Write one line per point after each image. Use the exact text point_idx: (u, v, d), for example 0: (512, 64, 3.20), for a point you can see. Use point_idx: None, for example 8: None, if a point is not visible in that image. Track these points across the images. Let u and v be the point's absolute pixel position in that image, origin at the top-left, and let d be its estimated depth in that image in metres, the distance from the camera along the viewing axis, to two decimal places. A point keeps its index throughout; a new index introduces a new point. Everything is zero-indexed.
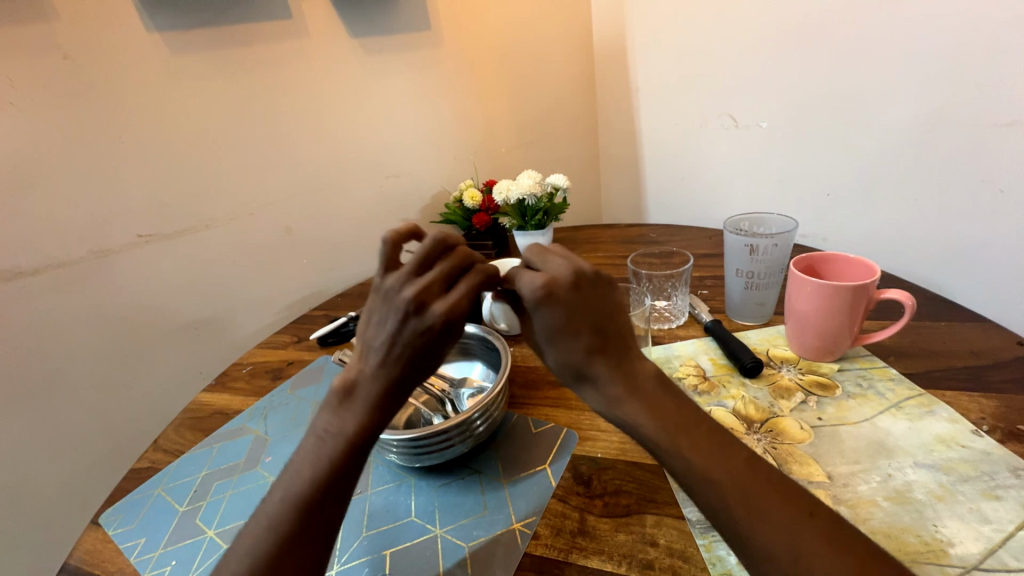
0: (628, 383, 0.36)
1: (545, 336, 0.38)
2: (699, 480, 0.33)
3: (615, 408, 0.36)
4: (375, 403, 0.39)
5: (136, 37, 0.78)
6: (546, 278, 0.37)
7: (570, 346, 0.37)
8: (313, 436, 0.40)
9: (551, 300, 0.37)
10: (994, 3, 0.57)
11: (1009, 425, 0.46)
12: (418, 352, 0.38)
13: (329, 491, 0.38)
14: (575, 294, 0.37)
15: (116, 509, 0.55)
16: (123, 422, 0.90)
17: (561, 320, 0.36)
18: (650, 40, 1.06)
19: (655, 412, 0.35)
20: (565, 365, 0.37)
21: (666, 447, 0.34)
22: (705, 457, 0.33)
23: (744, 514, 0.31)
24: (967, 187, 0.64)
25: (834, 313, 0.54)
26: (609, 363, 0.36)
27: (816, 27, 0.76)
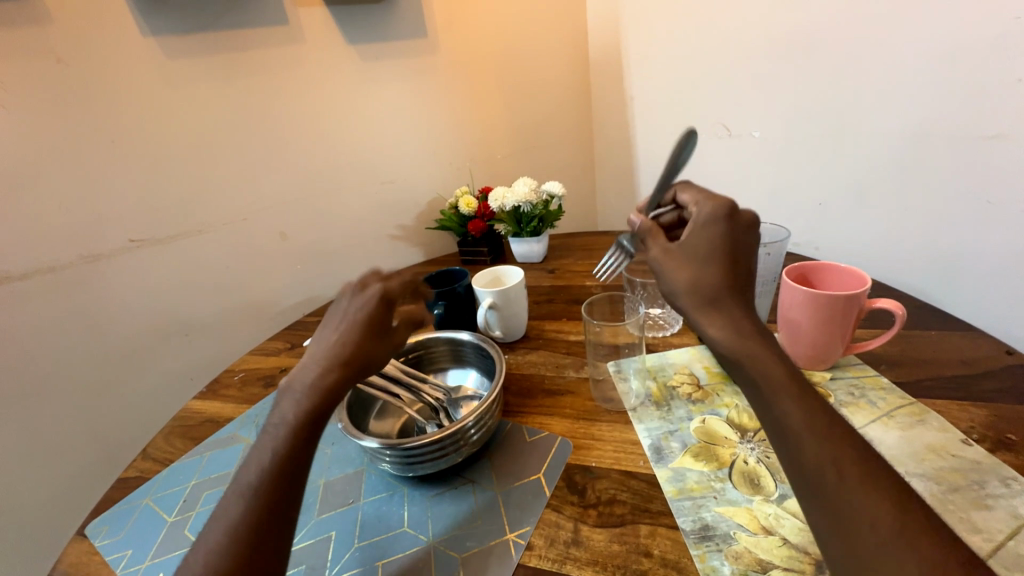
0: (758, 327, 0.39)
1: (696, 257, 0.40)
2: (810, 440, 0.33)
3: (737, 339, 0.38)
4: (320, 377, 0.43)
5: (131, 43, 0.78)
6: (730, 206, 0.42)
7: (720, 270, 0.40)
8: (264, 429, 0.43)
9: (724, 226, 0.41)
10: (980, 18, 0.58)
11: (997, 434, 0.46)
12: (359, 324, 0.45)
13: (286, 482, 0.39)
14: (743, 230, 0.41)
15: (103, 520, 0.54)
16: (112, 429, 0.89)
17: (724, 246, 0.40)
18: (644, 49, 1.07)
19: (786, 367, 0.37)
20: (700, 288, 0.39)
21: (787, 397, 0.35)
22: (822, 422, 0.34)
23: (856, 480, 0.32)
24: (956, 197, 0.65)
25: (825, 322, 0.54)
26: (741, 299, 0.39)
27: (807, 39, 0.77)
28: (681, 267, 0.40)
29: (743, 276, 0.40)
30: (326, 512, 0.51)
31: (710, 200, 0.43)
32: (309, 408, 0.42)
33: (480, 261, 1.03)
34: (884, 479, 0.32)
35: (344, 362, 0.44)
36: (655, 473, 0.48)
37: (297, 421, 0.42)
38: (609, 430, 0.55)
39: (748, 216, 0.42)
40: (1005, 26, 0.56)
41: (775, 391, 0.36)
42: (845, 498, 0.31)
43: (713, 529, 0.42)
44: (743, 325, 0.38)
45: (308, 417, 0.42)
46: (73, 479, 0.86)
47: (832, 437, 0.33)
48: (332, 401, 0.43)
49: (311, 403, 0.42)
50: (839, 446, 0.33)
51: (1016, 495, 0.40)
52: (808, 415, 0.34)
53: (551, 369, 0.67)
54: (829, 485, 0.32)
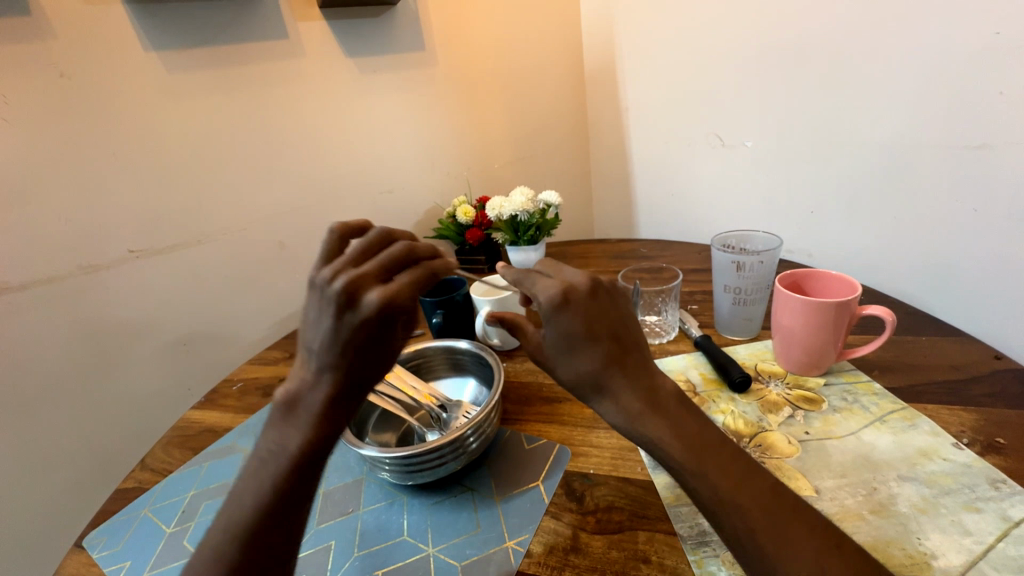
0: (646, 403, 0.35)
1: (558, 357, 0.36)
2: (727, 510, 0.33)
3: (635, 420, 0.35)
4: (322, 410, 0.38)
5: (133, 57, 0.79)
6: (562, 288, 0.36)
7: (586, 361, 0.35)
8: (257, 456, 0.40)
9: (569, 313, 0.35)
10: (961, 33, 0.60)
11: (988, 438, 0.47)
12: (353, 351, 0.37)
13: (275, 517, 0.38)
14: (591, 306, 0.36)
15: (100, 532, 0.54)
16: (108, 440, 0.88)
17: (585, 327, 0.35)
18: (638, 61, 1.09)
19: (684, 436, 0.35)
20: (578, 382, 0.36)
21: (693, 472, 0.34)
22: (732, 489, 0.34)
23: (773, 551, 0.32)
24: (943, 206, 0.66)
25: (818, 328, 0.55)
26: (626, 381, 0.35)
27: (798, 51, 0.79)
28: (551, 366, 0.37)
29: (613, 350, 0.36)
30: (326, 521, 0.51)
31: (546, 283, 0.37)
32: (305, 441, 0.38)
33: (477, 269, 1.04)
34: (802, 542, 0.32)
35: (342, 391, 0.39)
36: (652, 479, 0.49)
37: (293, 455, 0.38)
38: (607, 437, 0.55)
39: (590, 279, 0.37)
40: (985, 41, 0.58)
41: (680, 467, 0.35)
42: (768, 566, 0.32)
43: (710, 534, 0.42)
44: (631, 405, 0.36)
45: (305, 455, 0.38)
46: (69, 492, 0.85)
47: (742, 503, 0.33)
48: (335, 432, 0.39)
49: (307, 435, 0.38)
50: (750, 511, 0.33)
51: (1005, 497, 0.41)
52: (718, 482, 0.34)
53: (549, 376, 0.67)
54: (751, 552, 0.33)
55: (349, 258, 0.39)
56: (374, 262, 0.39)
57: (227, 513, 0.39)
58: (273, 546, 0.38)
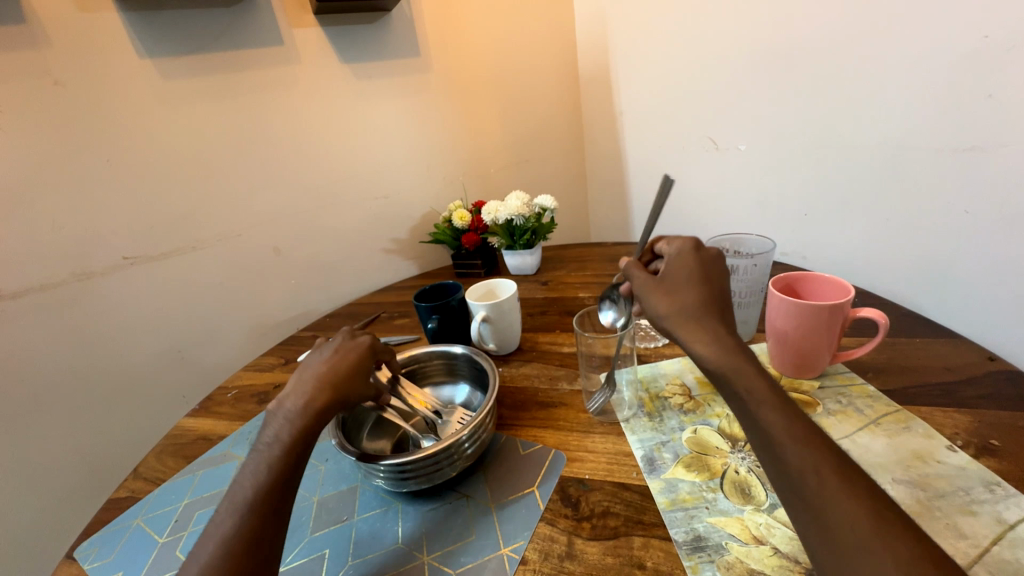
0: (736, 339, 0.45)
1: (676, 286, 0.48)
2: (794, 446, 0.37)
3: (722, 355, 0.43)
4: (309, 398, 0.48)
5: (128, 65, 0.80)
6: (696, 243, 0.51)
7: (692, 292, 0.48)
8: (256, 451, 0.46)
9: (697, 258, 0.50)
10: (949, 37, 0.60)
11: (982, 440, 0.47)
12: (347, 356, 0.52)
13: (276, 494, 0.43)
14: (713, 260, 0.50)
15: (92, 542, 0.53)
16: (103, 448, 0.88)
17: (700, 274, 0.49)
18: (632, 67, 1.10)
19: (766, 382, 0.41)
20: (679, 307, 0.47)
21: (769, 407, 0.40)
22: (803, 431, 0.38)
23: (836, 486, 0.35)
24: (935, 209, 0.67)
25: (812, 331, 0.55)
26: (720, 316, 0.46)
27: (790, 54, 0.79)
28: (663, 294, 0.48)
29: (717, 296, 0.48)
30: (320, 529, 0.50)
31: (682, 240, 0.53)
32: (298, 425, 0.46)
33: (474, 273, 1.04)
34: (863, 486, 0.35)
35: (333, 386, 0.49)
36: (647, 484, 0.48)
37: (288, 440, 0.46)
38: (603, 442, 0.55)
39: (714, 253, 0.51)
40: (974, 44, 0.58)
41: (754, 400, 0.40)
42: (824, 501, 0.35)
43: (705, 539, 0.42)
44: (724, 339, 0.44)
45: (298, 435, 0.46)
46: (62, 501, 0.84)
47: (810, 444, 0.37)
48: (319, 422, 0.47)
49: (300, 421, 0.46)
50: (816, 452, 0.37)
51: (1000, 500, 0.41)
52: (790, 424, 0.39)
53: (545, 381, 0.67)
54: (810, 486, 0.36)
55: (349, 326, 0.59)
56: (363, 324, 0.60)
57: (236, 498, 0.43)
58: (271, 523, 0.42)
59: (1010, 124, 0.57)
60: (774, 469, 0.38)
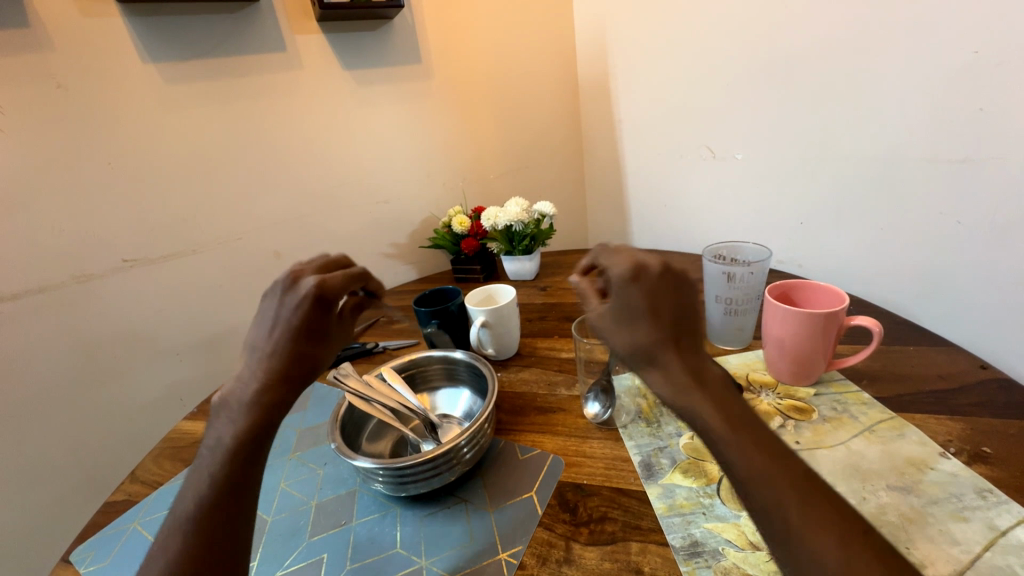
0: (697, 374, 0.38)
1: (622, 319, 0.40)
2: (758, 482, 0.34)
3: (676, 394, 0.37)
4: (257, 391, 0.45)
5: (131, 69, 0.80)
6: (635, 264, 0.40)
7: (641, 327, 0.39)
8: (201, 455, 0.44)
9: (641, 286, 0.40)
10: (941, 51, 0.62)
11: (974, 447, 0.48)
12: (291, 330, 0.46)
13: (223, 500, 0.41)
14: (661, 279, 0.39)
15: (89, 546, 0.53)
16: (98, 452, 0.87)
17: (644, 303, 0.39)
18: (631, 76, 1.11)
19: (728, 413, 0.36)
20: (629, 346, 0.40)
21: (729, 445, 0.35)
22: (767, 465, 0.34)
23: (801, 527, 0.32)
24: (929, 218, 0.68)
25: (808, 339, 0.56)
26: (681, 353, 0.38)
27: (785, 65, 0.81)
28: (613, 330, 0.41)
29: (670, 326, 0.39)
30: (318, 533, 0.50)
31: (621, 258, 0.42)
32: (244, 424, 0.44)
33: (473, 279, 1.04)
34: (831, 520, 0.32)
35: (278, 375, 0.45)
36: (645, 489, 0.49)
37: (229, 444, 0.43)
38: (601, 447, 0.55)
39: (659, 267, 0.40)
40: (964, 59, 0.60)
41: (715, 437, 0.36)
42: (797, 540, 0.32)
43: (702, 544, 0.42)
44: (680, 378, 0.37)
45: (244, 431, 0.43)
46: (57, 505, 0.83)
47: (774, 478, 0.34)
48: (266, 420, 0.45)
49: (243, 421, 0.44)
50: (782, 488, 0.34)
51: (992, 507, 0.42)
52: (753, 457, 0.35)
53: (544, 386, 0.67)
54: (779, 527, 0.33)
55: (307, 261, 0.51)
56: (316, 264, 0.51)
57: (179, 516, 0.41)
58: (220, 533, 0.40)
59: (1003, 135, 0.58)
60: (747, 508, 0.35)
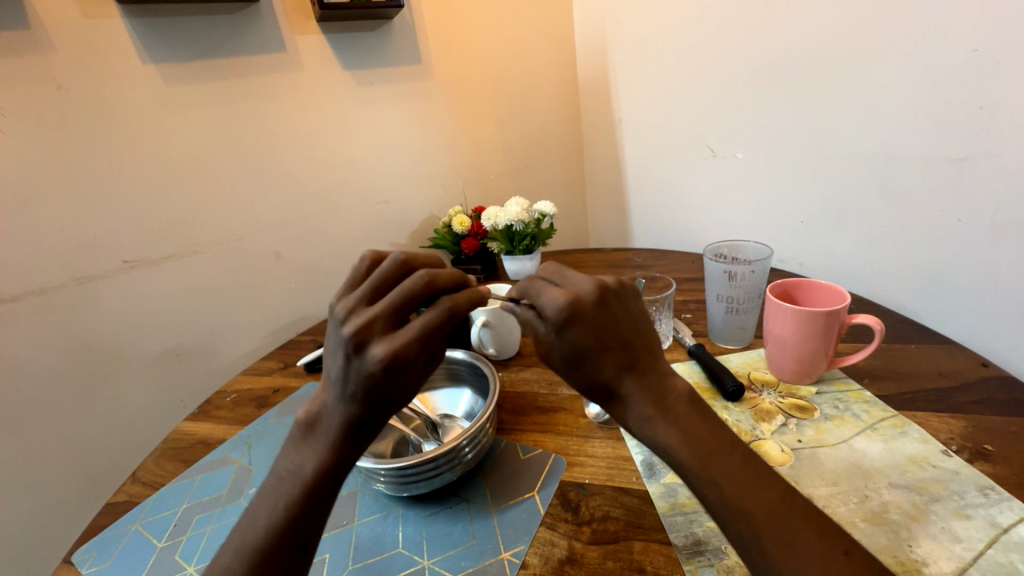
0: (660, 400, 0.38)
1: (572, 359, 0.38)
2: (731, 512, 0.34)
3: (643, 425, 0.37)
4: (338, 435, 0.40)
5: (131, 70, 0.80)
6: (570, 297, 0.38)
7: (597, 366, 0.38)
8: (274, 476, 0.41)
9: (582, 320, 0.37)
10: (940, 49, 0.62)
11: (976, 445, 0.48)
12: (362, 391, 0.38)
13: (299, 532, 0.39)
14: (599, 308, 0.38)
15: (90, 547, 0.53)
16: (98, 453, 0.87)
17: (591, 339, 0.37)
18: (630, 75, 1.11)
19: (694, 444, 0.36)
20: (587, 384, 0.39)
21: (701, 477, 0.36)
22: (739, 493, 0.35)
23: (777, 556, 0.32)
24: (929, 217, 0.68)
25: (809, 337, 0.56)
26: (637, 385, 0.38)
27: (784, 64, 0.81)
28: (566, 370, 0.39)
29: (620, 358, 0.38)
30: None
31: (556, 292, 0.39)
32: (326, 462, 0.40)
33: (474, 279, 1.04)
34: (809, 546, 0.32)
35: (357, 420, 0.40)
36: (647, 488, 0.49)
37: (310, 475, 0.40)
38: (602, 446, 0.55)
39: (592, 292, 0.38)
40: (964, 58, 0.60)
41: (688, 469, 0.36)
42: (775, 570, 0.32)
43: (705, 543, 0.42)
44: (645, 409, 0.37)
45: (321, 474, 0.39)
46: (58, 507, 0.83)
47: (747, 508, 0.34)
48: (348, 457, 0.40)
49: (326, 460, 0.40)
50: (756, 517, 0.34)
51: (994, 504, 0.42)
52: (725, 484, 0.35)
53: (545, 386, 0.67)
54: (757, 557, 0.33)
55: (362, 294, 0.40)
56: (388, 304, 0.39)
57: (242, 538, 0.39)
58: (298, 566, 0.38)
59: (1004, 133, 0.58)
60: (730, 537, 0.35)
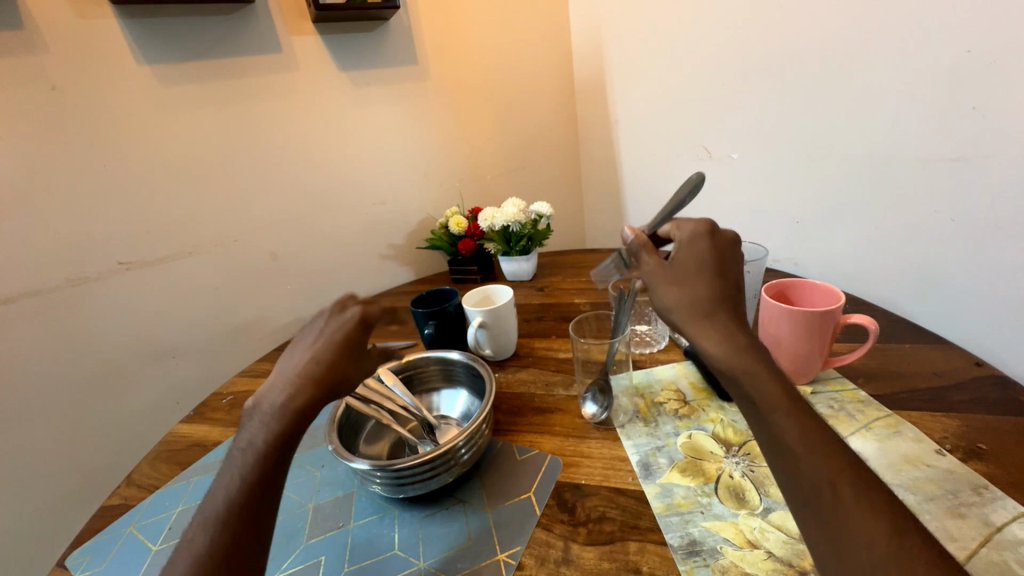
0: (750, 337, 0.42)
1: (689, 274, 0.44)
2: (808, 454, 0.35)
3: (730, 352, 0.41)
4: (289, 398, 0.44)
5: (125, 71, 0.80)
6: (711, 226, 0.47)
7: (705, 286, 0.43)
8: (233, 453, 0.44)
9: (710, 244, 0.46)
10: (934, 50, 0.62)
11: (969, 444, 0.48)
12: (330, 345, 0.47)
13: (254, 500, 0.41)
14: (727, 247, 0.46)
15: (84, 551, 0.53)
16: (93, 455, 0.86)
17: (710, 263, 0.45)
18: (627, 75, 1.11)
19: (779, 384, 0.39)
20: (691, 296, 0.43)
21: (781, 412, 0.38)
22: (820, 441, 0.36)
23: (853, 500, 0.33)
24: (923, 217, 0.68)
25: (804, 337, 0.56)
26: (731, 312, 0.43)
27: (779, 65, 0.81)
28: (673, 285, 0.44)
29: (730, 289, 0.44)
30: (315, 536, 0.50)
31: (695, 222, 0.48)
32: (277, 428, 0.43)
33: (471, 280, 1.04)
34: (878, 501, 0.33)
35: (313, 383, 0.45)
36: (643, 489, 0.49)
37: (263, 445, 0.43)
38: (598, 447, 0.55)
39: (728, 236, 0.47)
40: (957, 59, 0.60)
41: (768, 403, 0.38)
42: (844, 516, 0.33)
43: (700, 543, 0.42)
44: (737, 339, 0.41)
45: (274, 437, 0.43)
46: (52, 510, 0.83)
47: (824, 452, 0.36)
48: (299, 425, 0.44)
49: (279, 425, 0.44)
50: (832, 463, 0.35)
51: (987, 503, 0.42)
52: (801, 429, 0.37)
53: (541, 387, 0.67)
54: (825, 501, 0.34)
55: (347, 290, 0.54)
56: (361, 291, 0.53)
57: (208, 512, 0.40)
58: (246, 535, 0.39)
59: (998, 134, 0.58)
60: (787, 478, 0.36)
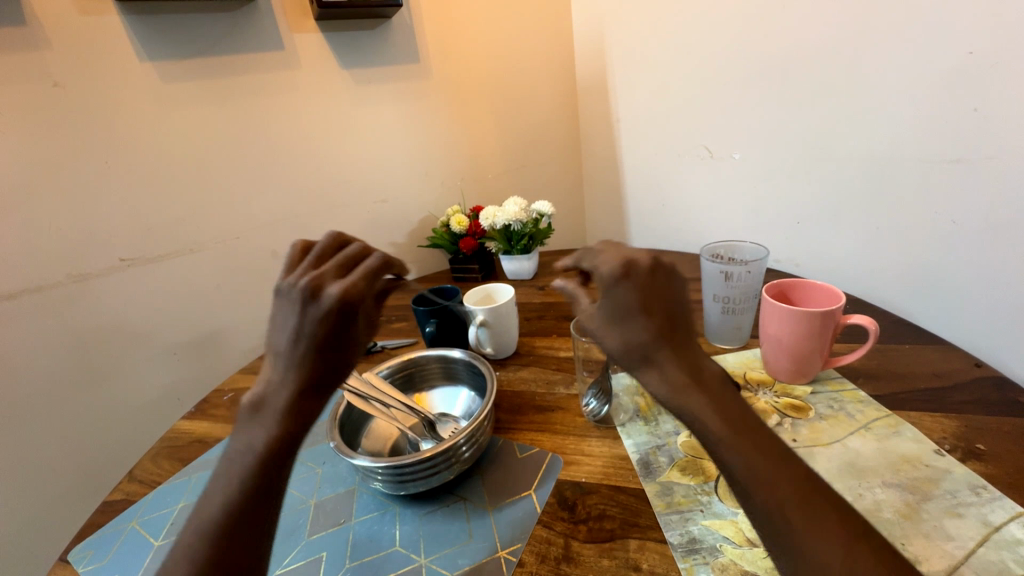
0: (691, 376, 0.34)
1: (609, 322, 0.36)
2: (757, 481, 0.32)
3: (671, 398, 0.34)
4: (292, 408, 0.39)
5: (129, 67, 0.80)
6: (624, 261, 0.36)
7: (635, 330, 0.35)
8: (227, 457, 0.38)
9: (625, 282, 0.35)
10: (935, 52, 0.62)
11: (968, 444, 0.48)
12: (318, 336, 0.39)
13: (252, 507, 0.36)
14: (648, 278, 0.35)
15: (87, 545, 0.53)
16: (94, 451, 0.87)
17: (636, 304, 0.35)
18: (629, 75, 1.11)
19: (722, 412, 0.34)
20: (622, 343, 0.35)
21: (727, 448, 0.33)
22: (766, 466, 0.33)
23: (802, 525, 0.31)
24: (923, 219, 0.69)
25: (804, 337, 0.56)
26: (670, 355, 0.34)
27: (780, 66, 0.81)
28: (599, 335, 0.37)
29: (665, 326, 0.35)
30: (317, 532, 0.50)
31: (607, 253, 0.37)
32: (276, 435, 0.38)
33: (472, 279, 1.04)
34: (832, 526, 0.31)
35: (314, 386, 0.39)
36: (643, 487, 0.49)
37: (262, 446, 0.38)
38: (599, 445, 0.56)
39: (645, 262, 0.36)
40: (960, 60, 0.60)
41: (713, 437, 0.33)
42: (796, 542, 0.31)
43: (701, 541, 0.43)
44: (675, 381, 0.34)
45: (274, 447, 0.38)
46: (53, 506, 0.83)
47: (776, 482, 0.32)
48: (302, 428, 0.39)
49: (278, 435, 0.38)
50: (786, 490, 0.32)
51: (985, 503, 0.42)
52: (750, 455, 0.33)
53: (542, 385, 0.68)
54: (778, 528, 0.31)
55: (309, 260, 0.42)
56: (337, 260, 0.42)
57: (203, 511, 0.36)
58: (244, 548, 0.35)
59: (997, 136, 0.59)
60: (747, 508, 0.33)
